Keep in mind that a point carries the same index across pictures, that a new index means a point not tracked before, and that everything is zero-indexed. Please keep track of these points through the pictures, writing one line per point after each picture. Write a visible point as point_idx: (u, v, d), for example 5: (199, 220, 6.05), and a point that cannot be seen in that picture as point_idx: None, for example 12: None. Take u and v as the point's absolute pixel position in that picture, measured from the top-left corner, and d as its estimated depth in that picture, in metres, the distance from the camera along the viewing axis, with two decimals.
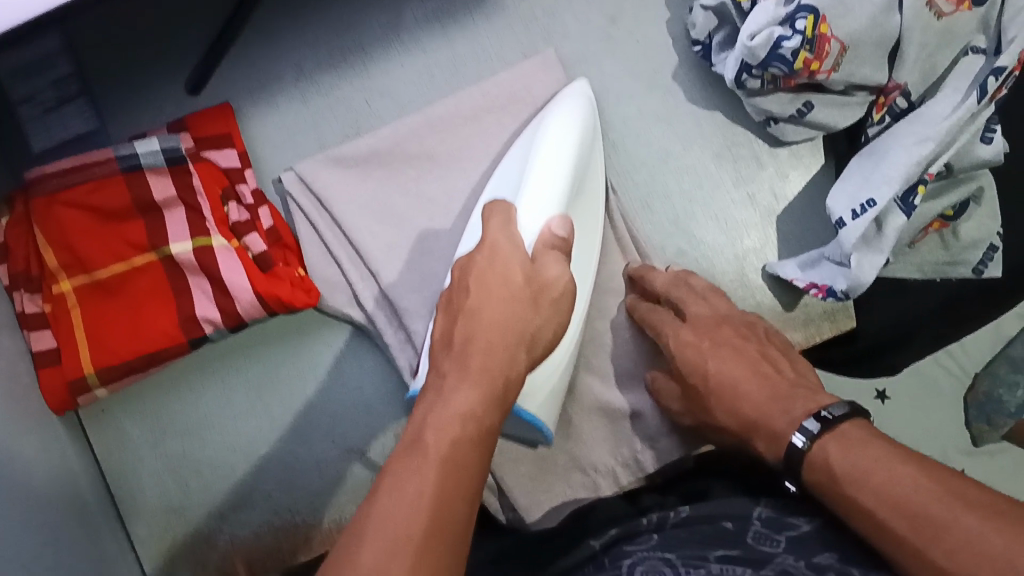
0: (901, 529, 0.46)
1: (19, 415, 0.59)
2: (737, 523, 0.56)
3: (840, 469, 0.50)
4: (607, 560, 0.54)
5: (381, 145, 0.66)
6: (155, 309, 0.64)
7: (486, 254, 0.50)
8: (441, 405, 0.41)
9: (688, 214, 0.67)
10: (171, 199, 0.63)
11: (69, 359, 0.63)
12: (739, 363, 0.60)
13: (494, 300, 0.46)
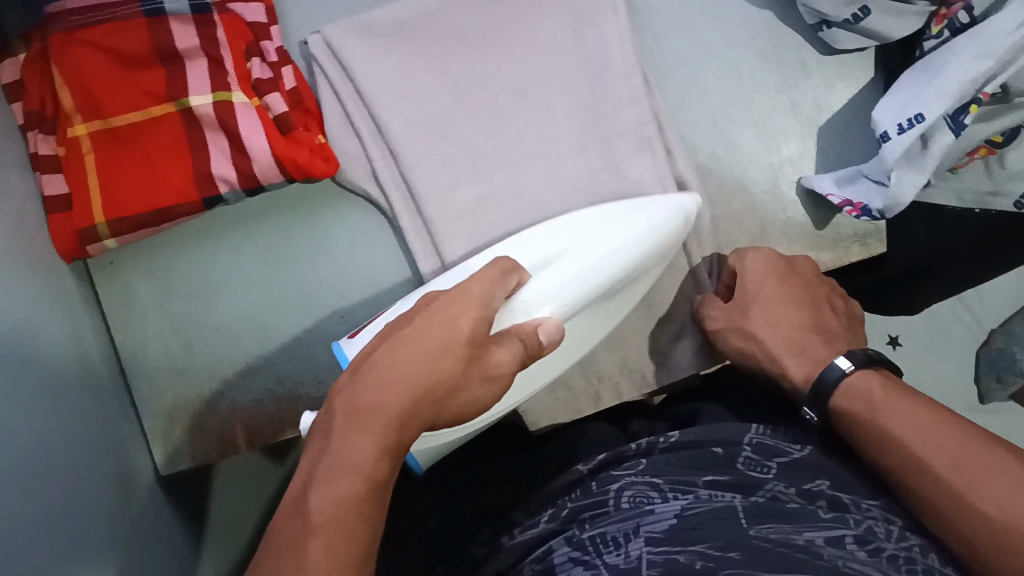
0: (937, 469, 0.48)
1: (22, 254, 0.57)
2: (727, 448, 0.56)
3: (882, 404, 0.52)
4: (595, 485, 0.55)
5: (407, 14, 0.63)
6: (169, 164, 0.62)
7: (444, 300, 0.49)
8: (333, 456, 0.43)
9: (727, 116, 0.64)
10: (192, 49, 0.61)
11: (80, 206, 0.62)
12: (794, 300, 0.61)
13: (419, 355, 0.46)
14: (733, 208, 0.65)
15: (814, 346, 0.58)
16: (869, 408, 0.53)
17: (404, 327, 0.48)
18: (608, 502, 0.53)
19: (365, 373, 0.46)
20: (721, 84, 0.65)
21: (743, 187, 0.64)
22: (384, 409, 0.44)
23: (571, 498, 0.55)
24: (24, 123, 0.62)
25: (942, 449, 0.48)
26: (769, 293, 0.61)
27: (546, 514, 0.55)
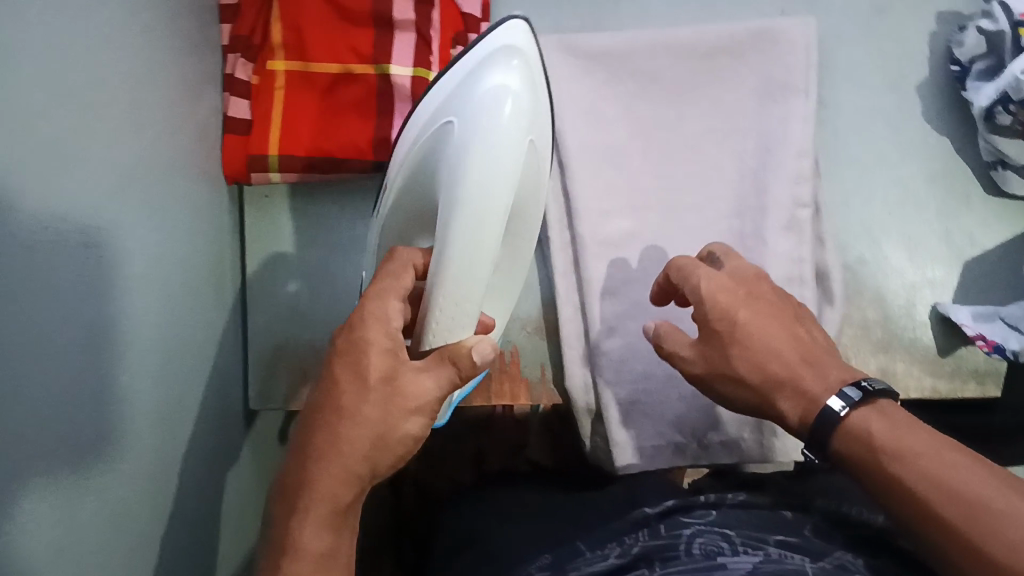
0: (960, 529, 0.39)
1: (202, 160, 0.59)
2: (796, 515, 0.60)
3: (882, 443, 0.43)
4: (665, 527, 0.59)
5: (610, 43, 0.64)
6: (352, 120, 0.64)
7: (355, 337, 0.45)
8: (296, 562, 0.43)
9: (883, 224, 0.66)
10: (406, 21, 0.64)
11: (258, 136, 0.64)
12: (776, 322, 0.49)
13: (349, 419, 0.44)
14: (866, 313, 0.65)
15: (767, 363, 0.48)
16: (870, 437, 0.44)
17: (334, 375, 0.45)
18: (680, 545, 0.56)
19: (318, 446, 0.44)
20: (887, 193, 0.66)
21: (881, 297, 0.65)
22: (338, 485, 0.43)
23: (639, 538, 0.59)
24: (229, 44, 0.64)
25: (964, 492, 0.40)
26: (744, 318, 0.49)
27: (616, 549, 0.58)
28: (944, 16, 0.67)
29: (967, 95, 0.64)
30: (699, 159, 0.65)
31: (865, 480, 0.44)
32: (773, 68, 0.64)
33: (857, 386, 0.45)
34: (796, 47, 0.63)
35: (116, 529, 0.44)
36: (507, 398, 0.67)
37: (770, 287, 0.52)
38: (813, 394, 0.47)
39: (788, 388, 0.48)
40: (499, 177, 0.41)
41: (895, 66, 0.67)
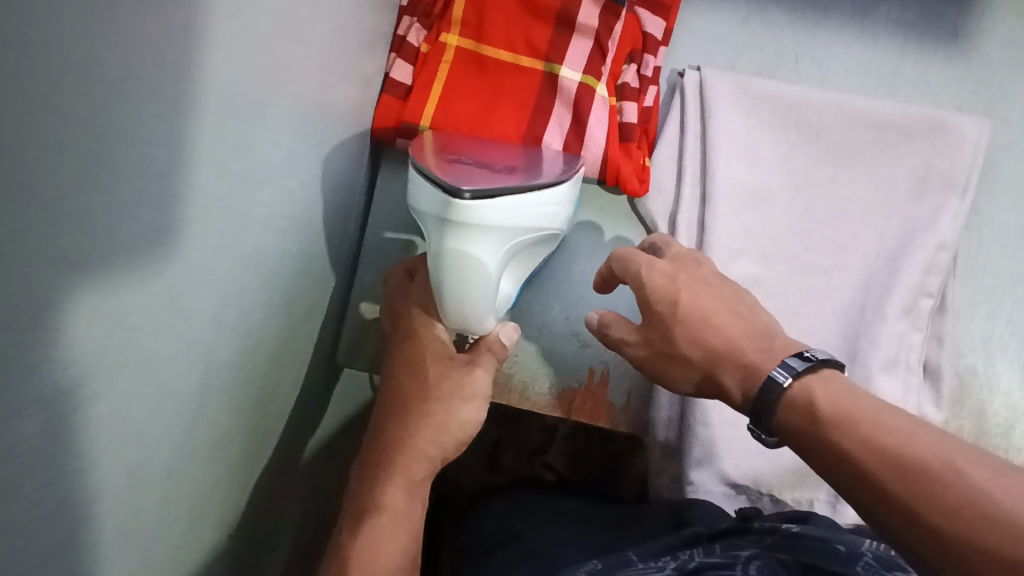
0: (892, 486, 0.36)
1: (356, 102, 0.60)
2: (849, 548, 0.55)
3: (824, 412, 0.40)
4: (720, 548, 0.56)
5: (783, 90, 0.66)
6: (509, 109, 0.64)
7: (413, 341, 0.54)
8: (378, 517, 0.48)
9: (1001, 342, 0.65)
10: (588, 27, 0.64)
11: (414, 102, 0.64)
12: (716, 299, 0.48)
13: (417, 400, 0.52)
14: (962, 423, 0.65)
15: (707, 337, 0.47)
16: (811, 417, 0.41)
17: (393, 380, 0.54)
18: (734, 565, 0.53)
19: (386, 432, 0.52)
20: (1016, 312, 0.66)
21: (981, 412, 0.65)
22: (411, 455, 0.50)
23: (694, 555, 0.56)
24: (408, 7, 0.65)
25: (891, 453, 0.37)
26: (684, 297, 0.48)
27: (669, 564, 0.56)
28: None
29: None
30: (844, 228, 0.66)
31: (822, 466, 0.40)
32: (938, 156, 0.65)
33: (799, 356, 0.43)
34: (965, 141, 0.65)
35: (204, 437, 0.45)
36: (585, 416, 0.65)
37: (711, 270, 0.51)
38: (752, 361, 0.44)
39: (729, 360, 0.45)
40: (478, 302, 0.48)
41: None
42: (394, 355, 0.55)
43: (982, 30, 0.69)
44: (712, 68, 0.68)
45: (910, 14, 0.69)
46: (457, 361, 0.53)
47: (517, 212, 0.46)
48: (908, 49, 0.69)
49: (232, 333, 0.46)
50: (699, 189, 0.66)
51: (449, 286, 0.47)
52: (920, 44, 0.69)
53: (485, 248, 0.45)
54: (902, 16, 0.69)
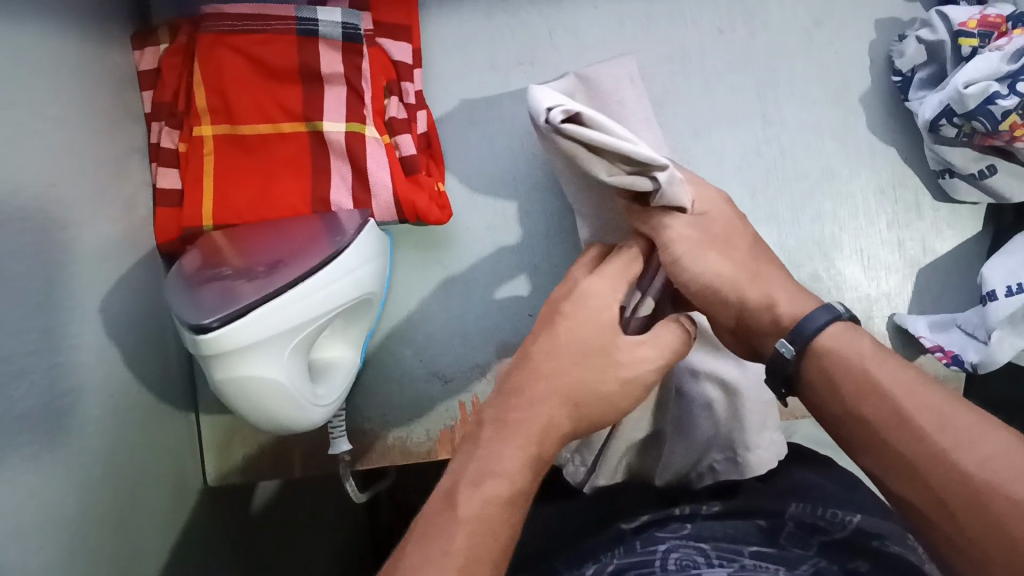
0: (933, 438, 0.40)
1: (122, 237, 0.58)
2: (772, 520, 0.55)
3: (861, 363, 0.44)
4: (640, 544, 0.54)
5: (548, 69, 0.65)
6: (286, 181, 0.62)
7: (574, 301, 0.49)
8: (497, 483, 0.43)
9: (834, 241, 0.66)
10: (335, 75, 0.61)
11: (191, 206, 0.61)
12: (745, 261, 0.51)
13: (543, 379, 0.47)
14: None
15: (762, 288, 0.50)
16: (828, 373, 0.45)
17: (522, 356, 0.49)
18: (653, 561, 0.51)
19: (493, 404, 0.48)
20: (839, 209, 0.66)
21: None
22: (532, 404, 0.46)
23: (614, 556, 0.54)
24: (152, 111, 0.63)
25: (908, 418, 0.41)
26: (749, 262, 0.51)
27: (593, 568, 0.53)
28: (883, 24, 0.67)
29: (910, 105, 0.64)
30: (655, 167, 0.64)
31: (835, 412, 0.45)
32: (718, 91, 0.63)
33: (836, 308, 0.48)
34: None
35: None
36: None
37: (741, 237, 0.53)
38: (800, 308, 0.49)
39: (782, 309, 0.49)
40: (283, 410, 0.48)
41: (836, 78, 0.67)
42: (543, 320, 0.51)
43: None
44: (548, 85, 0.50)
45: None
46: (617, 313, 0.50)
47: (298, 307, 0.47)
48: None
49: (49, 537, 0.45)
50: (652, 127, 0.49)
51: (250, 408, 0.47)
52: None
53: (275, 353, 0.46)
54: None
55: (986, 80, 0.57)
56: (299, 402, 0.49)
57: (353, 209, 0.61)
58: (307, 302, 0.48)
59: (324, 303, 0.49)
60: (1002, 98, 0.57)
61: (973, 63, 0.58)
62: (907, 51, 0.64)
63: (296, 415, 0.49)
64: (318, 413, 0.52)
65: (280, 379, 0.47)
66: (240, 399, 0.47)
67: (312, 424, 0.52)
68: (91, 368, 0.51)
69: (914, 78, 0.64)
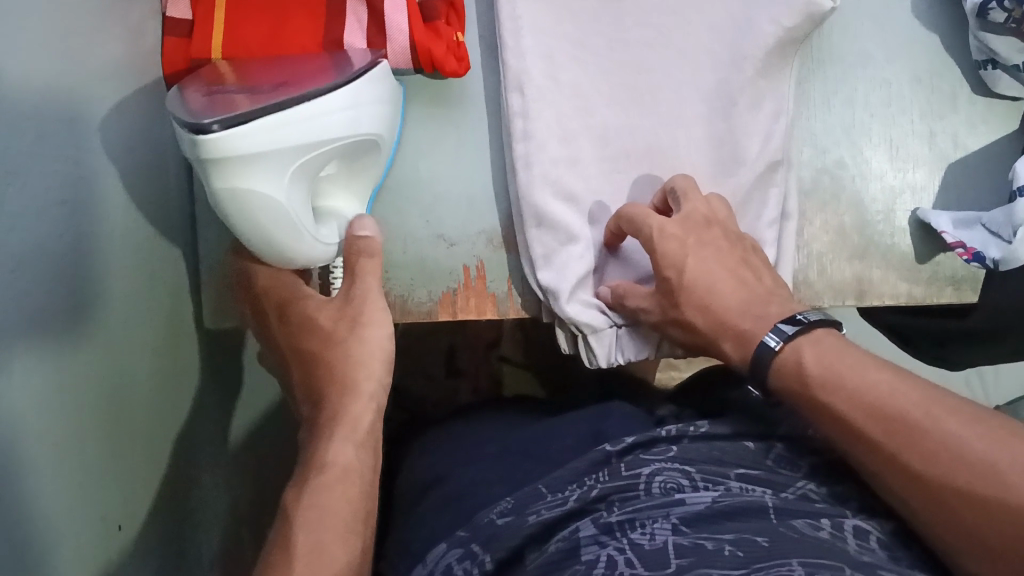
0: (878, 433, 0.47)
1: (131, 58, 0.55)
2: (758, 443, 0.57)
3: (812, 372, 0.50)
4: (625, 466, 0.54)
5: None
6: (300, 20, 0.60)
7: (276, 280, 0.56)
8: (326, 470, 0.49)
9: (864, 129, 0.63)
10: None
11: (199, 41, 0.59)
12: (720, 266, 0.57)
13: (344, 359, 0.54)
14: (843, 219, 0.63)
15: (715, 308, 0.56)
16: (825, 365, 0.50)
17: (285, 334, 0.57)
18: (639, 486, 0.52)
19: (332, 395, 0.53)
20: (870, 95, 0.63)
21: (860, 202, 0.63)
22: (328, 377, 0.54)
23: (597, 479, 0.53)
24: None
25: (887, 406, 0.47)
26: (691, 266, 0.56)
27: (574, 492, 0.52)
28: None
29: None
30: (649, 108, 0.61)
31: (808, 412, 0.51)
32: None
33: (790, 321, 0.52)
34: None
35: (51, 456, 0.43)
36: (472, 313, 0.64)
37: (721, 233, 0.58)
38: (748, 331, 0.54)
39: (731, 334, 0.55)
40: (276, 228, 0.48)
41: None
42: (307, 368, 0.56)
43: None
44: None
45: None
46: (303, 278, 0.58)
47: (304, 125, 0.46)
48: None
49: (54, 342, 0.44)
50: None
51: (242, 220, 0.47)
52: None
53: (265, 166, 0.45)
54: None
55: None
56: (298, 221, 0.49)
57: (366, 49, 0.59)
58: (313, 118, 0.46)
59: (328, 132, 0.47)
60: None
61: None
62: None
63: (289, 239, 0.49)
64: (309, 248, 0.50)
65: (275, 192, 0.46)
66: (240, 209, 0.46)
67: (299, 258, 0.51)
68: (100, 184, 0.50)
69: None
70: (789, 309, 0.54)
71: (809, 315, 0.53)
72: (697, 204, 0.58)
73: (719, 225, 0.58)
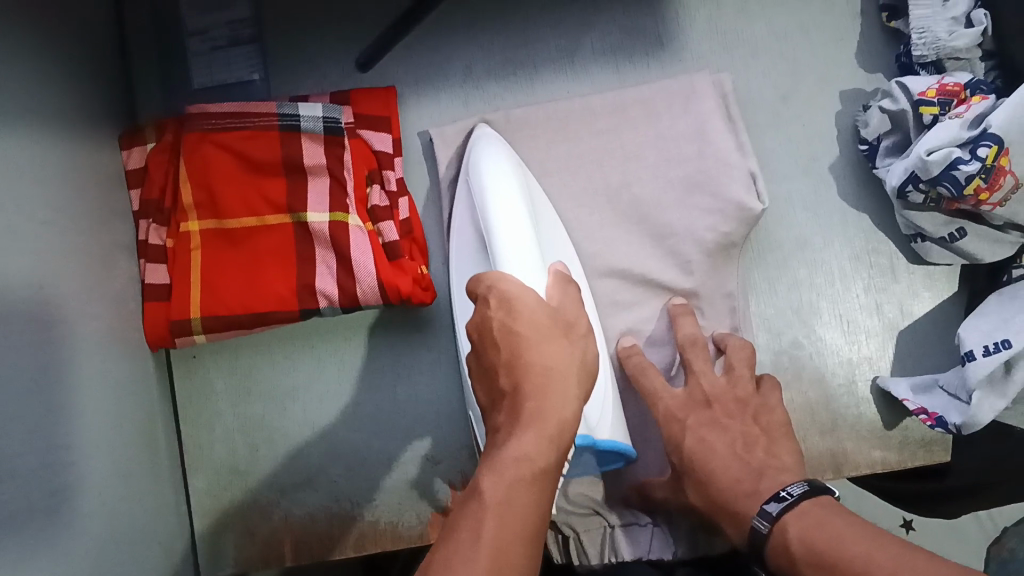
0: None
1: (109, 335, 0.58)
2: None
3: (797, 550, 0.47)
4: None
5: (502, 123, 0.66)
6: (272, 272, 0.63)
7: (501, 311, 0.47)
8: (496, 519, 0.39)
9: (814, 309, 0.67)
10: (317, 167, 0.63)
11: (179, 302, 0.62)
12: (719, 439, 0.58)
13: (555, 395, 0.44)
14: (808, 394, 0.66)
15: (710, 488, 0.56)
16: (807, 540, 0.47)
17: (493, 364, 0.47)
18: None
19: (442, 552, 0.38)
20: (813, 276, 0.67)
21: (821, 377, 0.66)
22: (547, 397, 0.44)
23: None
24: (140, 209, 0.64)
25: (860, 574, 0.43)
26: (689, 445, 0.58)
27: None
28: (847, 96, 0.68)
29: (878, 173, 0.65)
30: (610, 313, 0.65)
31: None
32: (716, 176, 0.65)
33: (776, 499, 0.51)
34: (737, 174, 0.64)
35: None
36: None
37: (722, 408, 0.60)
38: (739, 512, 0.53)
39: (727, 514, 0.54)
40: (497, 150, 0.60)
41: (805, 150, 0.68)
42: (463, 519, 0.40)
43: (684, 30, 0.68)
44: (665, 162, 0.66)
45: (613, 35, 0.68)
46: (570, 338, 0.47)
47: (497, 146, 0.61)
48: (623, 74, 0.69)
49: None
50: (715, 199, 0.65)
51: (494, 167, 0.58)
52: (631, 66, 0.68)
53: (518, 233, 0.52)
54: (607, 40, 0.68)
55: (947, 146, 0.59)
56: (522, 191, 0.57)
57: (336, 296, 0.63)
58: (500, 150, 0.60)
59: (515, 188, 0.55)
60: (964, 163, 0.59)
61: (934, 132, 0.61)
62: (871, 121, 0.65)
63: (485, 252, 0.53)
64: (552, 276, 0.51)
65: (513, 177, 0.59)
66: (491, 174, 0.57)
67: (564, 278, 0.51)
68: (87, 473, 0.52)
69: (880, 147, 0.65)
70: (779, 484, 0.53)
71: (795, 488, 0.51)
72: (701, 369, 0.62)
73: (720, 402, 0.60)
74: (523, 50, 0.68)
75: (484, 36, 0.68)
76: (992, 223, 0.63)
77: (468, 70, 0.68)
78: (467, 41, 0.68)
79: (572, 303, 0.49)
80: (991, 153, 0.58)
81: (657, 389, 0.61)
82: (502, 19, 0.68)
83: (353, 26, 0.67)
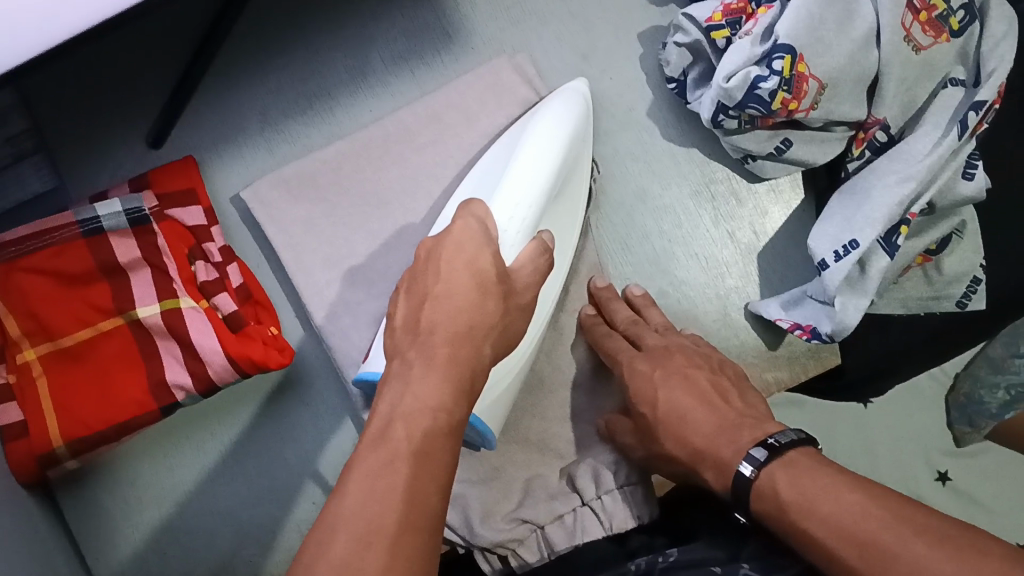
0: (851, 560, 0.41)
1: None
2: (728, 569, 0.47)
3: (788, 498, 0.45)
4: None
5: (315, 167, 0.64)
6: (121, 377, 0.61)
7: (449, 244, 0.46)
8: (414, 406, 0.39)
9: (669, 255, 0.66)
10: (135, 261, 0.61)
11: (39, 432, 0.58)
12: (688, 390, 0.55)
13: (471, 348, 0.42)
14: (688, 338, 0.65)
15: (692, 438, 0.53)
16: (798, 492, 0.44)
17: (427, 279, 0.45)
18: None
19: (372, 428, 0.39)
20: (658, 224, 0.66)
21: (695, 317, 0.66)
22: (463, 351, 0.42)
23: None
24: None
25: (848, 524, 0.42)
26: (663, 397, 0.55)
27: None
28: (644, 36, 0.68)
29: (692, 106, 0.64)
30: None
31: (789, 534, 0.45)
32: None
33: (763, 446, 0.48)
34: None
35: None
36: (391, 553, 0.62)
37: (687, 359, 0.58)
38: (725, 460, 0.50)
39: (711, 457, 0.51)
40: (545, 120, 0.55)
41: (618, 103, 0.68)
42: (396, 369, 0.42)
43: (467, 16, 0.67)
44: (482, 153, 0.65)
45: (398, 41, 0.67)
46: (505, 304, 0.45)
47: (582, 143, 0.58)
48: (418, 75, 0.67)
49: None
50: None
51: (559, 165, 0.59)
52: (423, 64, 0.67)
53: (527, 181, 0.51)
54: (393, 49, 0.67)
55: (744, 67, 0.58)
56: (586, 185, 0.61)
57: (192, 384, 0.61)
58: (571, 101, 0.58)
59: (551, 137, 0.54)
60: (763, 80, 0.58)
61: (729, 55, 0.60)
62: (671, 58, 0.64)
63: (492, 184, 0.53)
64: (530, 243, 0.49)
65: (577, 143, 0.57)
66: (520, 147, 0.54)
67: (542, 247, 0.50)
68: None
69: (688, 80, 0.64)
70: (764, 434, 0.50)
71: (783, 436, 0.48)
72: (650, 335, 0.60)
73: (680, 352, 0.58)
74: (315, 79, 0.66)
75: (270, 77, 0.65)
76: (841, 124, 0.62)
77: (263, 115, 0.66)
78: (255, 86, 0.65)
79: (532, 270, 0.48)
80: (787, 63, 0.57)
81: (621, 348, 0.60)
82: (283, 55, 0.66)
83: (136, 106, 0.65)
